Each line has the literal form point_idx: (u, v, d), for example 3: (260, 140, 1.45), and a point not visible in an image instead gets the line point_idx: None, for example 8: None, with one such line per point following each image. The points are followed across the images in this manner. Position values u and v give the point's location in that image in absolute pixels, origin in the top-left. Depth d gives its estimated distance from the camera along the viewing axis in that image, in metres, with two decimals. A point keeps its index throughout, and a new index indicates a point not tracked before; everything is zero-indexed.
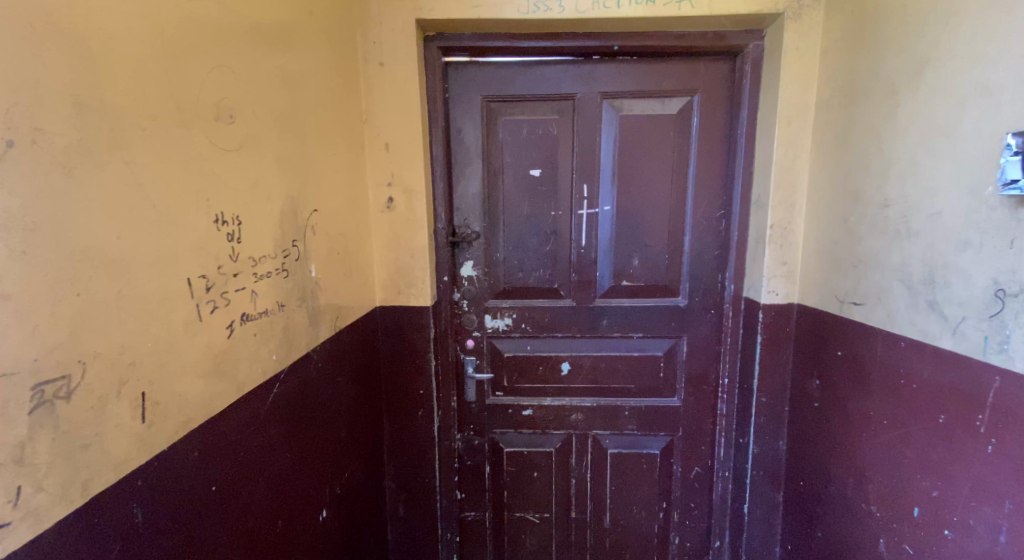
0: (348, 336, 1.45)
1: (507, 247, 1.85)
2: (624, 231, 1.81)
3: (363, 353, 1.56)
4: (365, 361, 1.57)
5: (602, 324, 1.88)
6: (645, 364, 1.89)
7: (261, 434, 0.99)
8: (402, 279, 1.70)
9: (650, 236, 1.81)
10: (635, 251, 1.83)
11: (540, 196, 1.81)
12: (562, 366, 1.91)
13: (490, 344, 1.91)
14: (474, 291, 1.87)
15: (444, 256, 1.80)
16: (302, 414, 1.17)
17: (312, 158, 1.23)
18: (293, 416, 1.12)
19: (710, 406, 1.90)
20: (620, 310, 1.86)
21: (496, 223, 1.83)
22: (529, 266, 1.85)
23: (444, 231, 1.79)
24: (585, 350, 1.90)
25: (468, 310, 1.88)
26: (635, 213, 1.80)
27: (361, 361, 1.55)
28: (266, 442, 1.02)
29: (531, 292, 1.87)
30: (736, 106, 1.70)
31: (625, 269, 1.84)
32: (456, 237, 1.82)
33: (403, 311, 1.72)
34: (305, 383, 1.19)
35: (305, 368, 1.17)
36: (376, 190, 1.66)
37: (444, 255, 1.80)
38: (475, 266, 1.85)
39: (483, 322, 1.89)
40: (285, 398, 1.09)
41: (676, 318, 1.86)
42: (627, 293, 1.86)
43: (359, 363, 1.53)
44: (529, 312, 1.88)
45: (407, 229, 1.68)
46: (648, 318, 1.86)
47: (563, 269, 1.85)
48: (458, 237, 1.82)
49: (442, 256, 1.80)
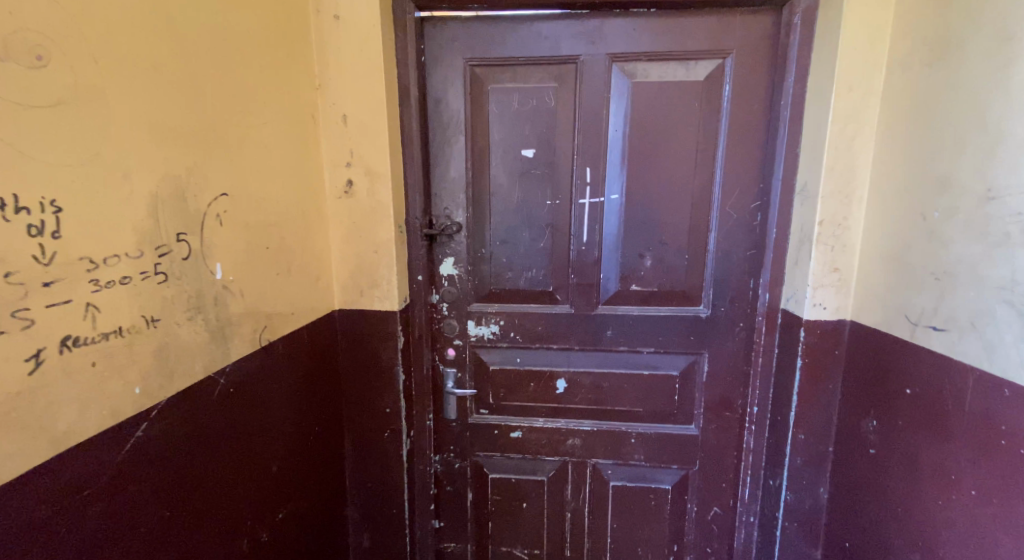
0: (286, 350, 1.18)
1: (494, 242, 1.56)
2: (634, 226, 1.51)
3: (312, 369, 1.30)
4: (313, 377, 1.31)
5: (605, 335, 1.58)
6: (657, 384, 1.60)
7: (98, 498, 0.75)
8: (367, 280, 1.43)
9: (667, 233, 1.50)
10: (648, 249, 1.52)
11: (533, 183, 1.51)
12: (557, 383, 1.63)
13: (474, 355, 1.63)
14: (455, 293, 1.59)
15: (420, 252, 1.52)
16: (195, 458, 0.91)
17: (225, 127, 0.96)
18: (178, 461, 0.87)
19: (736, 437, 1.60)
20: (628, 319, 1.57)
21: (482, 214, 1.54)
22: (520, 265, 1.56)
23: (419, 222, 1.51)
24: (585, 366, 1.61)
25: (448, 315, 1.60)
26: (648, 205, 1.49)
27: (308, 378, 1.29)
28: (118, 505, 0.77)
29: (521, 296, 1.59)
30: (781, 71, 1.37)
31: (635, 272, 1.53)
32: (433, 230, 1.54)
33: (366, 317, 1.45)
34: (208, 416, 0.93)
35: (204, 397, 0.92)
36: (333, 172, 1.39)
37: (421, 251, 1.52)
38: (457, 264, 1.57)
39: (466, 329, 1.61)
40: (161, 442, 0.84)
41: (695, 331, 1.56)
42: (636, 300, 1.55)
43: (305, 380, 1.27)
44: (519, 320, 1.60)
45: (370, 220, 1.40)
46: (661, 330, 1.57)
47: (561, 270, 1.56)
48: (436, 229, 1.54)
49: (415, 252, 1.52)
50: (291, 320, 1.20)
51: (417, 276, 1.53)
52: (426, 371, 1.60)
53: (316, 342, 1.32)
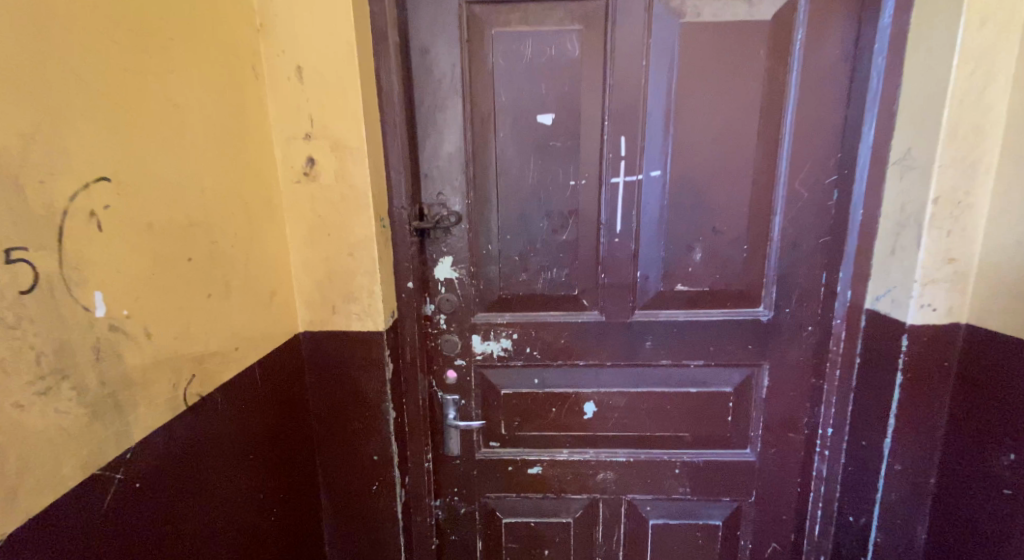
0: (220, 411, 0.83)
1: (503, 236, 1.22)
2: (681, 210, 1.19)
3: (263, 427, 0.95)
4: (266, 436, 0.97)
5: (642, 347, 1.28)
6: (707, 404, 1.31)
7: None
8: (342, 292, 1.09)
9: (721, 217, 1.20)
10: (697, 239, 1.21)
11: (552, 158, 1.18)
12: (586, 408, 1.32)
13: (480, 376, 1.31)
14: (455, 301, 1.26)
15: (411, 252, 1.18)
16: None
17: (82, 80, 0.61)
18: None
19: (800, 462, 1.32)
20: (672, 327, 1.27)
21: (487, 200, 1.21)
22: (536, 264, 1.24)
23: (407, 213, 1.16)
24: (618, 385, 1.31)
25: (447, 329, 1.27)
26: (698, 184, 1.18)
27: (259, 440, 0.94)
28: None
29: (538, 302, 1.26)
30: (872, 4, 1.05)
31: (681, 268, 1.23)
32: (424, 223, 1.19)
33: (341, 344, 1.11)
34: (75, 533, 0.60)
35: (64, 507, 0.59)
36: (287, 147, 1.02)
37: (411, 250, 1.18)
38: (456, 264, 1.24)
39: (470, 346, 1.29)
40: None
41: (754, 338, 1.26)
42: (682, 303, 1.25)
43: (254, 444, 0.93)
44: (536, 332, 1.27)
45: (339, 212, 1.05)
46: (710, 339, 1.27)
47: (587, 268, 1.24)
48: (428, 223, 1.19)
49: (403, 252, 1.17)
50: (230, 359, 0.85)
51: (406, 283, 1.19)
52: (423, 401, 1.27)
53: (270, 388, 0.98)
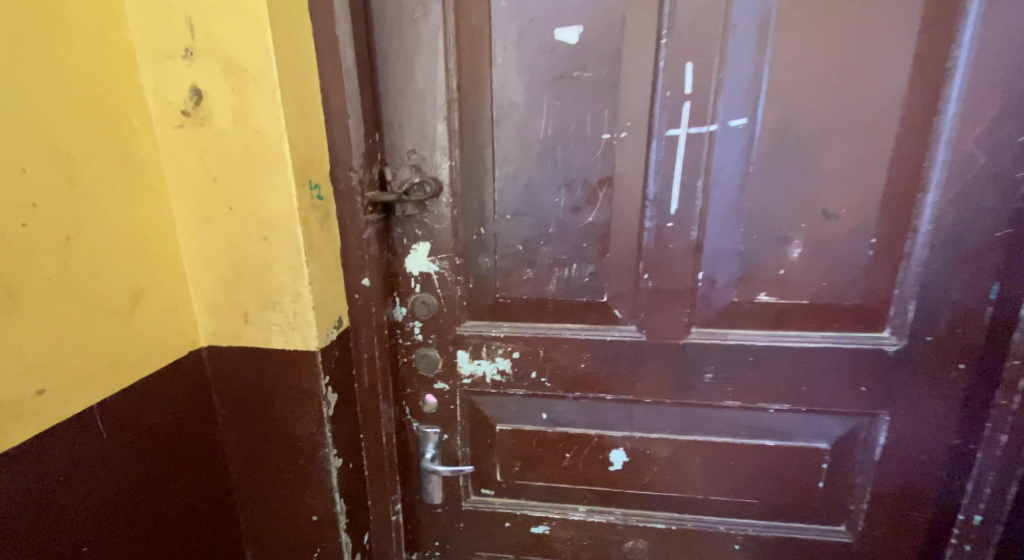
0: None
1: (504, 214, 0.84)
2: (776, 183, 0.80)
3: (97, 503, 0.63)
4: (108, 514, 0.64)
5: (699, 382, 0.89)
6: (788, 462, 0.93)
7: None
8: (256, 295, 0.73)
9: (836, 194, 0.79)
10: (797, 226, 0.81)
11: (578, 97, 0.78)
12: (613, 456, 0.95)
13: (470, 406, 0.95)
14: (433, 304, 0.89)
15: (366, 237, 0.80)
16: None
17: None
18: None
19: (920, 552, 0.94)
20: (744, 355, 0.88)
21: (481, 162, 0.82)
22: (547, 258, 0.85)
23: (358, 180, 0.77)
24: (661, 430, 0.93)
25: (424, 342, 0.91)
26: (807, 140, 0.78)
27: (88, 524, 0.62)
28: None
29: (551, 310, 0.88)
30: None
31: (767, 269, 0.83)
32: (384, 194, 0.80)
33: (260, 369, 0.76)
34: None
35: None
36: (158, 70, 0.66)
37: (367, 234, 0.80)
38: (436, 252, 0.86)
39: (455, 366, 0.92)
40: None
41: (868, 378, 0.87)
42: (764, 322, 0.86)
43: (74, 533, 0.61)
44: (546, 352, 0.90)
45: (243, 174, 0.68)
46: (801, 374, 0.88)
47: (623, 265, 0.85)
48: (391, 194, 0.80)
49: (353, 237, 0.79)
50: (0, 414, 0.53)
51: (361, 280, 0.81)
52: (391, 440, 0.91)
53: (120, 441, 0.65)
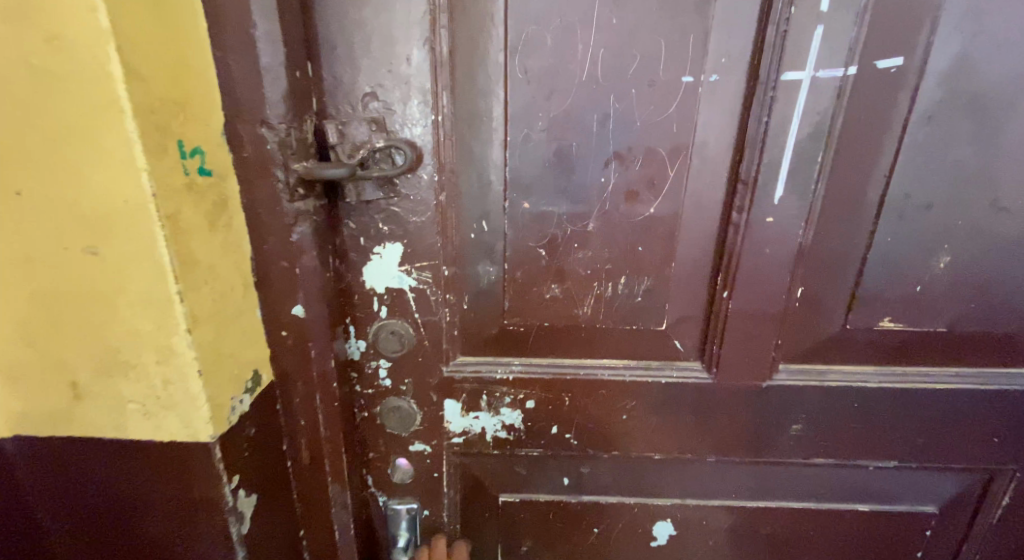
0: None
1: (519, 202, 0.54)
2: (929, 162, 0.53)
3: None
4: None
5: (782, 436, 0.65)
6: (883, 529, 0.71)
7: None
8: (91, 351, 0.40)
9: (1012, 179, 0.54)
10: (950, 225, 0.56)
11: (647, 12, 0.48)
12: (656, 530, 0.70)
13: (460, 471, 0.67)
14: (409, 335, 0.59)
15: (296, 240, 0.48)
16: None
17: None
18: None
19: None
20: (848, 401, 0.63)
21: (485, 117, 0.51)
22: (582, 269, 0.57)
23: (277, 144, 0.45)
24: (722, 496, 0.68)
25: (395, 389, 0.62)
26: (986, 97, 0.51)
27: None
28: None
29: (582, 343, 0.61)
30: None
31: (898, 285, 0.58)
32: (323, 170, 0.46)
33: (111, 470, 0.45)
34: None
35: None
36: None
37: (297, 236, 0.48)
38: (413, 257, 0.56)
39: (440, 421, 0.64)
40: None
41: (1002, 426, 0.65)
42: (880, 356, 0.61)
43: None
44: (573, 400, 0.63)
45: (35, 126, 0.35)
46: (917, 422, 0.65)
47: (692, 278, 0.58)
48: (337, 171, 0.46)
49: (272, 242, 0.47)
50: None
51: (290, 309, 0.50)
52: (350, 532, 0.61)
53: None
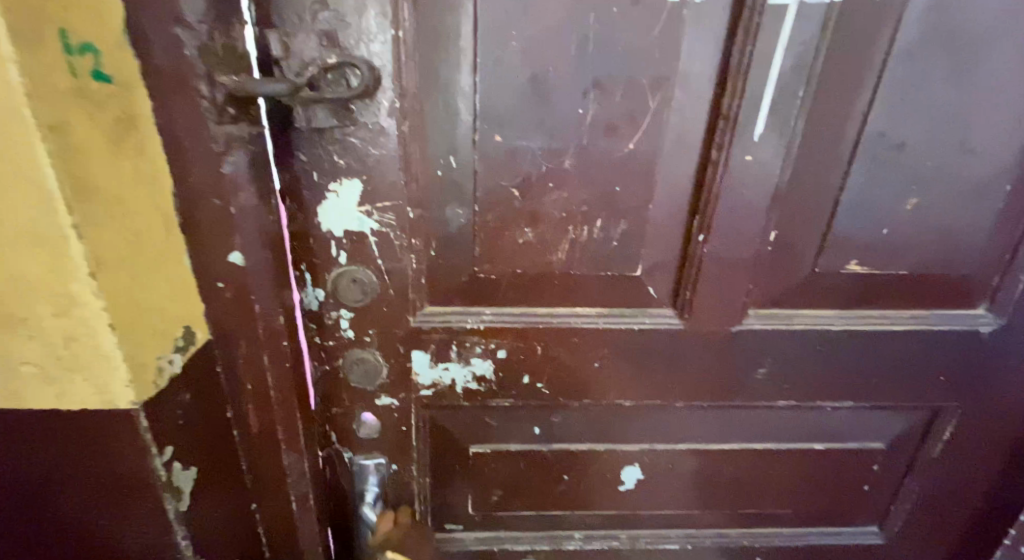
0: None
1: (490, 134, 0.50)
2: (905, 101, 0.53)
3: None
4: None
5: (749, 380, 0.65)
6: (836, 465, 0.74)
7: None
8: None
9: (981, 120, 0.54)
10: (920, 167, 0.56)
11: None
12: (624, 476, 0.70)
13: (429, 425, 0.65)
14: (372, 283, 0.55)
15: (227, 174, 0.43)
16: None
17: None
18: None
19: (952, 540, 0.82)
20: (812, 345, 0.64)
21: (452, 37, 0.46)
22: (556, 211, 0.54)
23: (195, 48, 0.38)
24: (689, 440, 0.69)
25: (358, 341, 0.58)
26: (967, 31, 0.50)
27: None
28: None
29: (556, 291, 0.59)
30: None
31: (866, 228, 0.58)
32: (259, 85, 0.40)
33: (11, 443, 0.40)
34: None
35: None
36: None
37: (229, 168, 0.43)
38: (374, 196, 0.51)
39: (407, 374, 0.61)
40: None
41: (948, 364, 0.68)
42: (845, 300, 0.62)
43: None
44: (546, 349, 0.61)
45: None
46: (874, 364, 0.67)
47: (669, 221, 0.56)
48: (274, 86, 0.40)
49: (200, 170, 0.42)
50: None
51: (226, 257, 0.46)
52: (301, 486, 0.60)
53: None
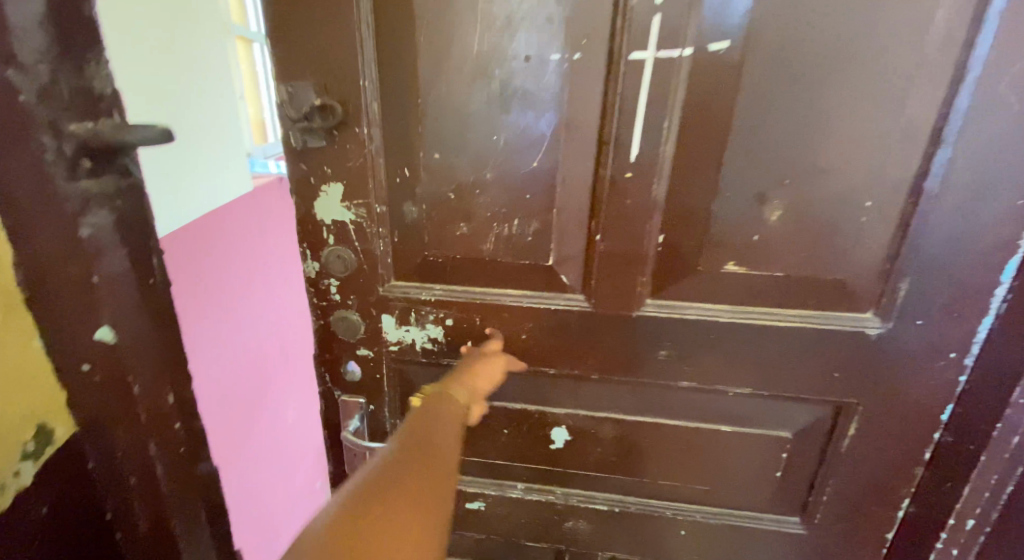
0: None
1: (431, 152, 0.70)
2: (758, 131, 0.66)
3: None
4: None
5: (653, 359, 0.78)
6: (745, 448, 0.84)
7: None
8: None
9: (828, 148, 0.66)
10: (780, 185, 0.68)
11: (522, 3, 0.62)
12: (553, 435, 0.85)
13: (397, 376, 0.84)
14: (351, 259, 0.76)
15: (84, 235, 0.51)
16: None
17: None
18: None
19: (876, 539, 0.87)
20: (705, 333, 0.76)
21: (403, 85, 0.67)
22: (483, 210, 0.72)
23: (36, 90, 0.45)
24: (607, 410, 0.83)
25: (342, 303, 0.79)
26: (801, 77, 0.63)
27: None
28: None
29: (489, 273, 0.76)
30: None
31: (738, 233, 0.71)
32: (133, 131, 0.50)
33: None
34: None
35: None
36: None
37: (86, 229, 0.51)
38: (352, 194, 0.72)
39: (379, 332, 0.81)
40: None
41: (843, 362, 0.77)
42: (733, 296, 0.74)
43: None
44: (483, 320, 0.79)
45: None
46: (769, 356, 0.77)
47: (573, 222, 0.72)
48: (150, 132, 0.51)
49: (52, 241, 0.49)
50: None
51: (95, 332, 0.54)
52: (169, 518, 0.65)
53: None
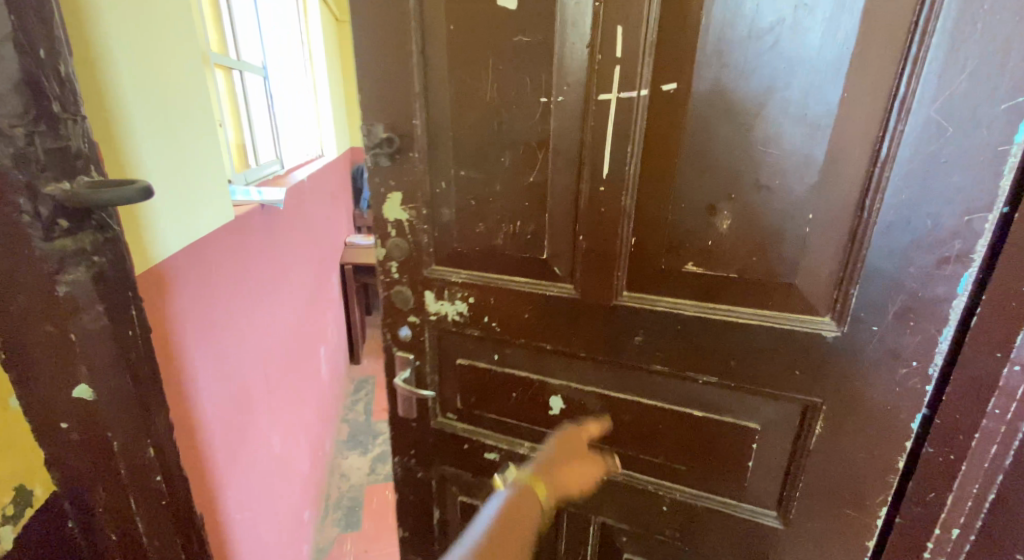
0: None
1: (459, 170, 0.95)
2: (705, 154, 0.80)
3: None
4: None
5: (630, 343, 0.93)
6: (719, 435, 0.94)
7: None
8: None
9: (768, 167, 0.78)
10: (728, 198, 0.81)
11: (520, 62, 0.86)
12: (551, 402, 1.03)
13: (436, 340, 1.10)
14: (405, 247, 1.04)
15: (62, 292, 0.73)
16: None
17: None
18: None
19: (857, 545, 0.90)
20: (673, 323, 0.90)
21: (441, 122, 0.94)
22: (495, 214, 0.95)
23: (14, 158, 0.67)
24: (595, 385, 0.99)
25: (399, 280, 1.07)
26: (736, 109, 0.77)
27: None
28: None
29: (500, 263, 0.98)
30: None
31: (694, 238, 0.85)
32: (102, 193, 0.74)
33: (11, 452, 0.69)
34: None
35: None
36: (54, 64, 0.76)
37: (64, 286, 0.73)
38: (406, 200, 1.00)
39: (423, 304, 1.07)
40: None
41: (803, 361, 0.84)
42: (695, 292, 0.87)
43: None
44: (496, 300, 1.01)
45: None
46: (733, 349, 0.88)
47: (562, 224, 0.92)
48: (132, 191, 0.76)
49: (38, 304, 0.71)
50: None
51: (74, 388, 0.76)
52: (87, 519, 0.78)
53: None
